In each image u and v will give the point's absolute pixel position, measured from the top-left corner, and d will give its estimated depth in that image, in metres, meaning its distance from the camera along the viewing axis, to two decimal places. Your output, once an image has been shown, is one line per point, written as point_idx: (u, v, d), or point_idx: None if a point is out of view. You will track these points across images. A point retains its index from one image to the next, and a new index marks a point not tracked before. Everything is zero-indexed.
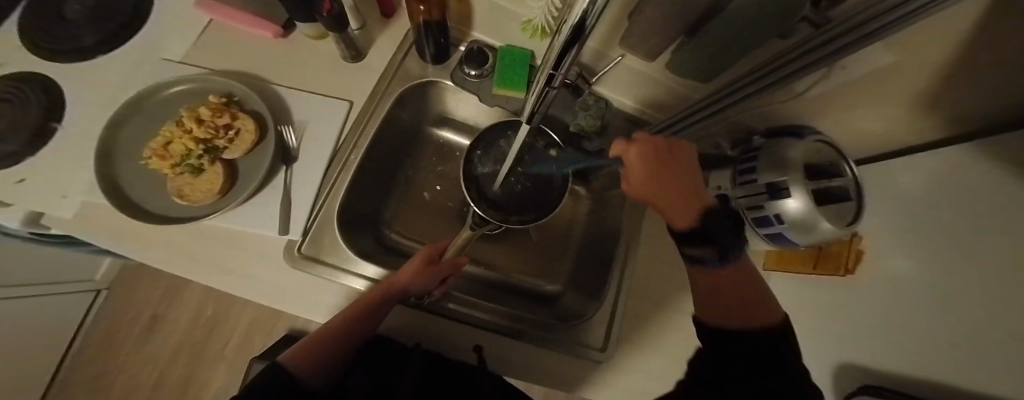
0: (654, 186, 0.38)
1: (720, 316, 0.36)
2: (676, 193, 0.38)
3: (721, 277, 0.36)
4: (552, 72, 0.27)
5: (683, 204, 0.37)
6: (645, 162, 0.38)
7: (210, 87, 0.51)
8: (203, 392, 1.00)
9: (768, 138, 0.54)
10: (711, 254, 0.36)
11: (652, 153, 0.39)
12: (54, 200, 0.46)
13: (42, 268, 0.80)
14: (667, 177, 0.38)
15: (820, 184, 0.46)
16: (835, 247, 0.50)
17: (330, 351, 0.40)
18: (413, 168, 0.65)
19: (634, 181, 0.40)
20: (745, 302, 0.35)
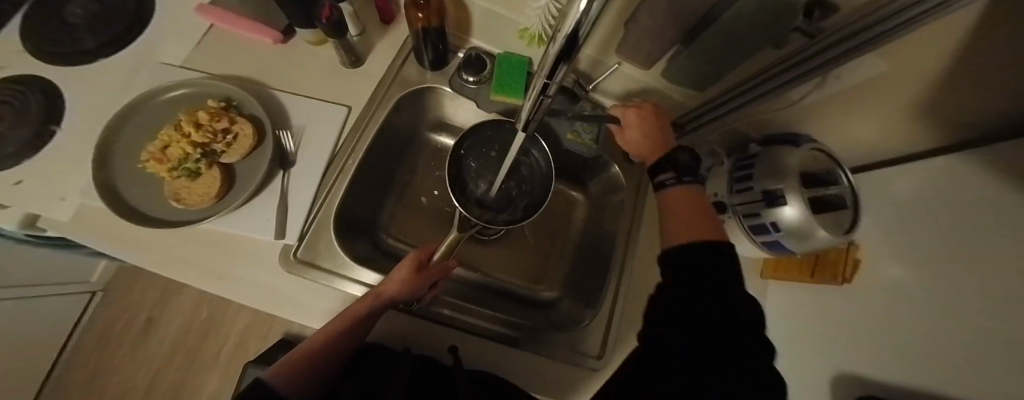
0: (641, 134, 0.49)
1: (682, 238, 0.36)
2: (655, 140, 0.48)
3: (676, 198, 0.40)
4: (547, 81, 0.27)
5: (659, 147, 0.47)
6: (639, 121, 0.49)
7: (209, 91, 0.51)
8: (196, 396, 0.99)
9: (765, 146, 0.54)
10: (673, 175, 0.41)
11: (641, 113, 0.50)
12: (51, 203, 0.46)
13: (37, 270, 0.79)
14: (650, 128, 0.49)
15: (817, 192, 0.46)
16: (831, 254, 0.51)
17: (319, 365, 0.39)
18: (410, 173, 0.65)
19: (628, 135, 0.50)
20: (703, 222, 0.37)
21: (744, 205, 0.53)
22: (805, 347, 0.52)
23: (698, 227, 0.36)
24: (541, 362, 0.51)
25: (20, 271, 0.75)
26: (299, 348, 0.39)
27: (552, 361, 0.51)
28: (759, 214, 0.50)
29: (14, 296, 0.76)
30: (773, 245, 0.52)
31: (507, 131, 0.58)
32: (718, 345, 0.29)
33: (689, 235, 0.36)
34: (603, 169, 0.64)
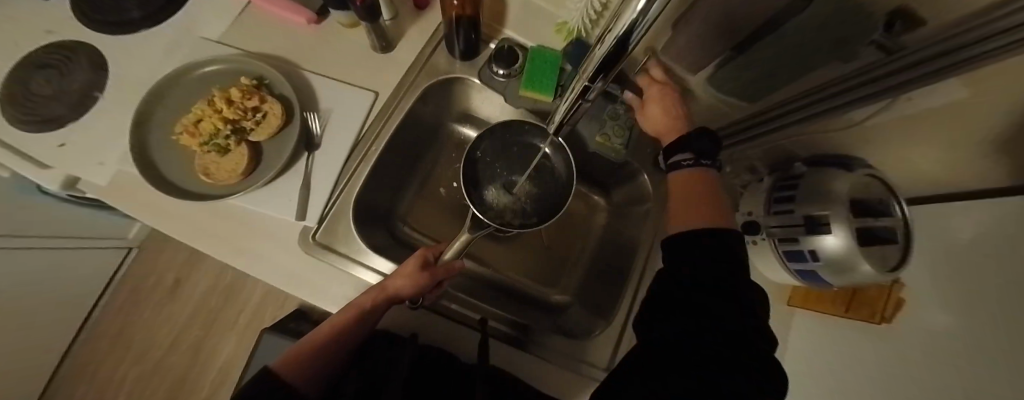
0: (664, 107, 0.48)
1: (688, 224, 0.37)
2: (676, 117, 0.47)
3: (688, 181, 0.42)
4: (588, 84, 0.30)
5: (679, 126, 0.47)
6: (661, 97, 0.48)
7: (242, 68, 0.51)
8: (215, 354, 1.05)
9: (811, 166, 0.50)
10: (690, 157, 0.43)
11: (669, 89, 0.49)
12: (91, 167, 0.48)
13: (68, 225, 0.83)
14: (675, 104, 0.48)
15: (866, 223, 0.41)
16: (873, 291, 0.45)
17: (321, 357, 0.40)
18: (430, 163, 0.65)
19: (648, 112, 0.49)
20: (711, 208, 0.38)
21: (782, 228, 0.49)
22: (820, 376, 0.49)
23: (707, 212, 0.38)
24: (546, 368, 0.50)
25: (52, 226, 0.79)
26: (305, 339, 0.42)
27: (554, 368, 0.50)
28: (798, 240, 0.46)
29: (53, 249, 0.81)
30: (807, 274, 0.48)
31: (525, 131, 0.56)
32: (721, 338, 0.29)
33: (698, 220, 0.37)
34: (630, 175, 0.61)
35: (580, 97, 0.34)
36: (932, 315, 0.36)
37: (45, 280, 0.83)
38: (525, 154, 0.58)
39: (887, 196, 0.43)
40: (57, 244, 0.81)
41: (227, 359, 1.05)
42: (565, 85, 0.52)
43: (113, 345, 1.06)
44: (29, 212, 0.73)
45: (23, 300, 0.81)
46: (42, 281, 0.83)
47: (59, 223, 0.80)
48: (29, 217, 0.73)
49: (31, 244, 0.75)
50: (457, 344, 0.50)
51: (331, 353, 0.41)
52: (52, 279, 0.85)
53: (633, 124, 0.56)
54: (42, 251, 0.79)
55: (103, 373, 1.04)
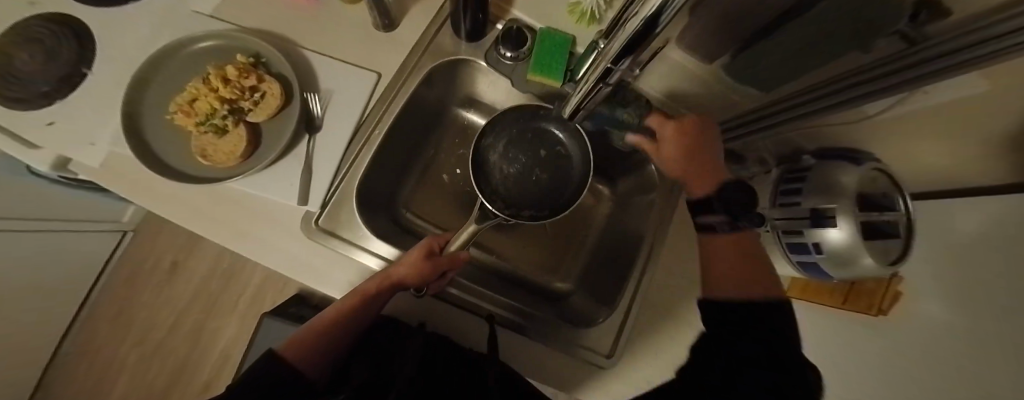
0: (690, 156, 0.46)
1: (730, 293, 0.40)
2: (706, 165, 0.46)
3: (722, 245, 0.43)
4: (612, 66, 0.29)
5: (711, 174, 0.45)
6: (682, 142, 0.46)
7: (238, 45, 0.49)
8: (216, 336, 1.05)
9: (819, 160, 0.49)
10: (724, 221, 0.43)
11: (693, 133, 0.46)
12: (82, 147, 0.46)
13: (58, 207, 0.81)
14: (700, 150, 0.46)
15: (870, 216, 0.39)
16: (870, 283, 0.46)
17: (323, 346, 0.41)
18: (434, 149, 0.63)
19: (669, 158, 0.47)
20: (748, 275, 0.40)
21: (786, 221, 0.48)
22: (819, 366, 0.51)
23: (750, 278, 0.40)
24: (548, 353, 0.51)
25: (40, 208, 0.76)
26: (307, 326, 0.42)
27: (556, 352, 0.51)
28: (802, 233, 0.45)
29: (42, 229, 0.79)
30: (810, 266, 0.47)
31: (540, 117, 0.57)
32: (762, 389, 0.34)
33: (740, 286, 0.40)
34: (637, 165, 0.61)
35: (601, 81, 0.33)
36: (929, 307, 0.37)
37: (32, 262, 0.82)
38: (538, 140, 0.58)
39: (891, 189, 0.41)
40: (46, 225, 0.79)
41: (228, 342, 1.05)
42: (574, 69, 0.51)
43: (113, 326, 1.06)
44: (16, 193, 0.71)
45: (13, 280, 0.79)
46: (30, 262, 0.81)
47: (48, 205, 0.78)
48: (12, 199, 0.71)
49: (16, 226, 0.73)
50: (461, 330, 0.50)
51: (333, 341, 0.41)
52: (42, 260, 0.84)
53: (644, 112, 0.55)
54: (31, 233, 0.77)
55: (105, 353, 1.05)
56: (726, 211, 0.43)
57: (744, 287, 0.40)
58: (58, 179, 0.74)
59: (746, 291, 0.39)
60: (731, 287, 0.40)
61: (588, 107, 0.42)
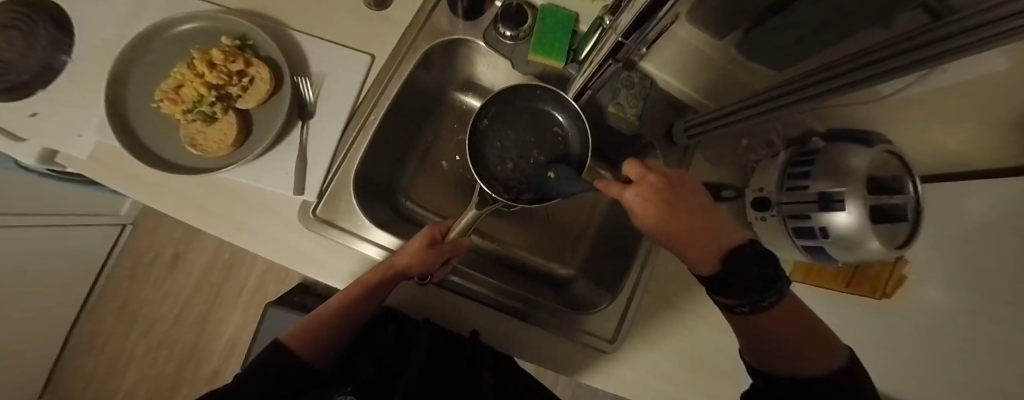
0: (677, 225, 0.31)
1: (775, 363, 0.32)
2: (702, 234, 0.31)
3: (769, 322, 0.30)
4: (622, 40, 0.27)
5: (710, 246, 0.31)
6: (655, 204, 0.32)
7: (223, 27, 0.46)
8: (222, 324, 1.07)
9: (830, 142, 0.44)
10: (748, 303, 0.29)
11: (664, 192, 0.32)
12: (68, 139, 0.44)
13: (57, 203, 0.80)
14: (684, 212, 0.31)
15: (879, 200, 0.36)
16: (873, 269, 0.44)
17: (326, 335, 0.41)
18: (432, 136, 0.61)
19: (650, 226, 0.32)
20: (800, 348, 0.30)
21: (792, 205, 0.45)
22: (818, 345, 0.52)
23: (800, 354, 0.30)
24: (551, 339, 0.52)
25: (39, 205, 0.76)
26: (310, 316, 0.41)
27: (560, 337, 0.52)
28: (807, 217, 0.42)
29: (38, 224, 0.78)
30: (816, 251, 0.44)
31: (539, 97, 0.54)
32: None
33: (785, 357, 0.31)
34: (641, 149, 0.59)
35: (610, 57, 0.32)
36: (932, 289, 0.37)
37: (28, 254, 0.81)
38: (537, 122, 0.56)
39: (902, 174, 0.38)
40: (40, 219, 0.78)
41: (233, 331, 1.06)
42: (577, 49, 0.49)
43: (119, 316, 1.07)
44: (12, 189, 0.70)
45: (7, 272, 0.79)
46: (25, 254, 0.80)
47: (47, 200, 0.77)
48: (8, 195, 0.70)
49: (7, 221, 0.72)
50: (464, 318, 0.51)
51: (337, 331, 0.41)
52: (39, 251, 0.83)
53: (649, 93, 0.53)
54: (25, 226, 0.76)
55: (113, 342, 1.06)
56: (737, 293, 0.30)
57: (788, 361, 0.31)
58: (50, 174, 0.72)
59: (792, 367, 0.31)
60: (783, 359, 0.31)
61: (595, 87, 0.41)
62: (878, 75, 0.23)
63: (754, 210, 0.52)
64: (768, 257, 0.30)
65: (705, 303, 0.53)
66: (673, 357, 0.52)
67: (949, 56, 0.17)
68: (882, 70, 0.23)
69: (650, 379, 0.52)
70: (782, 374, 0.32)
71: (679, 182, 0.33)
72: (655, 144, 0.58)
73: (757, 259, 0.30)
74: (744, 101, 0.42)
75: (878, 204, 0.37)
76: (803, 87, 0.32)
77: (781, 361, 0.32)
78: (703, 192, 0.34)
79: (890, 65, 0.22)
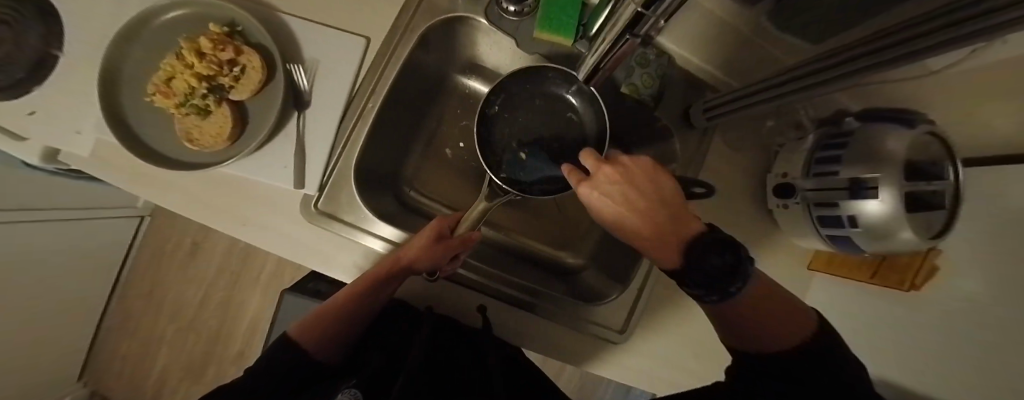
0: (634, 219, 0.29)
1: (756, 346, 0.31)
2: (661, 229, 0.28)
3: (744, 306, 0.29)
4: (642, 11, 0.23)
5: (669, 243, 0.28)
6: (613, 195, 0.30)
7: (209, 12, 0.44)
8: (242, 307, 1.11)
9: (866, 121, 0.40)
10: (716, 294, 0.28)
11: (620, 183, 0.30)
12: (69, 137, 0.44)
13: (64, 196, 0.82)
14: (643, 205, 0.29)
15: (917, 187, 0.32)
16: (902, 258, 0.39)
17: (333, 330, 0.41)
18: (435, 122, 0.59)
19: (612, 219, 0.30)
20: (772, 327, 0.30)
21: (818, 192, 0.41)
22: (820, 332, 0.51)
23: (772, 329, 0.30)
24: (558, 328, 0.51)
25: (41, 200, 0.77)
26: (316, 311, 0.41)
27: (565, 327, 0.51)
28: (835, 205, 0.38)
29: (48, 218, 0.80)
30: (839, 240, 0.41)
31: (548, 79, 0.51)
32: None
33: (765, 335, 0.30)
34: (654, 133, 0.56)
35: (626, 31, 0.27)
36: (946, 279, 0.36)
37: (49, 245, 0.85)
38: (544, 106, 0.54)
39: (942, 157, 0.32)
40: (50, 214, 0.80)
41: (254, 315, 1.11)
42: (587, 23, 0.45)
43: (148, 298, 1.13)
44: (15, 186, 0.71)
45: (30, 261, 0.82)
46: (45, 245, 0.84)
47: (49, 194, 0.78)
48: (9, 191, 0.71)
49: (16, 219, 0.74)
50: (467, 307, 0.51)
51: (343, 326, 0.41)
52: (59, 242, 0.87)
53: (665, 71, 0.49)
54: (36, 221, 0.78)
55: (143, 324, 1.13)
56: (702, 285, 0.28)
57: (761, 339, 0.31)
58: (54, 172, 0.73)
59: (764, 342, 0.30)
60: (759, 336, 0.30)
61: (608, 68, 0.35)
62: (906, 57, 0.19)
63: (776, 196, 0.49)
64: (728, 244, 0.28)
65: None
66: (683, 346, 0.51)
67: (984, 35, 0.13)
68: (911, 51, 0.18)
69: (659, 369, 0.51)
70: (759, 349, 0.31)
71: (640, 170, 0.30)
72: (670, 127, 0.54)
73: (721, 250, 0.27)
74: (770, 80, 0.38)
75: (913, 192, 0.33)
76: (831, 68, 0.28)
77: (763, 342, 0.31)
78: (671, 179, 0.30)
79: (918, 45, 0.17)
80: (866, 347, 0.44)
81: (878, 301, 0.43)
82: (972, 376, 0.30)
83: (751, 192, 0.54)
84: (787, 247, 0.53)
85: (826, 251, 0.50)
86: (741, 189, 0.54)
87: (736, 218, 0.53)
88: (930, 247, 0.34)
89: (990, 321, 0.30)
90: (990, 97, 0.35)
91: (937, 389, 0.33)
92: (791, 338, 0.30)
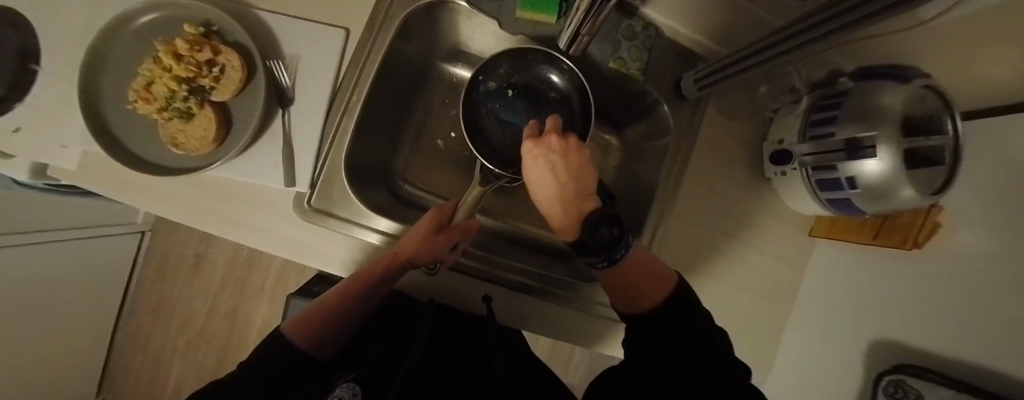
0: (552, 183, 0.36)
1: (630, 307, 0.35)
2: (569, 202, 0.35)
3: (622, 272, 0.33)
4: None
5: (571, 213, 0.34)
6: (547, 158, 0.37)
7: (184, 14, 0.44)
8: (250, 315, 1.12)
9: (860, 80, 0.39)
10: (602, 258, 0.32)
11: (556, 154, 0.37)
12: (55, 151, 0.44)
13: (54, 215, 0.82)
14: (563, 176, 0.35)
15: (916, 144, 0.30)
16: (904, 216, 0.38)
17: (326, 327, 0.39)
18: (424, 113, 0.59)
19: (534, 178, 0.37)
20: (636, 288, 0.34)
21: (814, 156, 0.41)
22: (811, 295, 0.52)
23: (641, 295, 0.34)
24: (560, 311, 0.51)
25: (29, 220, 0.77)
26: (310, 306, 0.41)
27: (567, 310, 0.51)
28: (834, 167, 0.37)
29: (38, 240, 0.80)
30: (840, 204, 0.41)
31: (530, 61, 0.51)
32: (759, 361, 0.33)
33: (630, 302, 0.35)
34: (647, 108, 0.56)
35: None
36: (949, 235, 0.35)
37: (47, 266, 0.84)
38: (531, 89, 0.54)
39: (939, 111, 0.31)
40: (37, 236, 0.79)
41: (262, 322, 1.12)
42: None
43: (156, 309, 1.14)
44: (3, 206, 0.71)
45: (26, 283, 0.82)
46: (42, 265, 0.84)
47: (40, 214, 0.78)
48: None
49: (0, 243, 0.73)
50: (470, 296, 0.52)
51: (338, 320, 0.40)
52: (59, 262, 0.87)
53: (653, 43, 0.48)
54: (28, 244, 0.78)
55: (153, 335, 1.14)
56: (591, 251, 0.32)
57: (632, 301, 0.35)
58: (44, 190, 0.73)
59: (634, 306, 0.35)
60: (631, 300, 0.35)
61: (591, 34, 0.36)
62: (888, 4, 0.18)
63: (772, 163, 0.49)
64: (613, 220, 0.32)
65: (714, 262, 0.53)
66: None
67: None
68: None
69: None
70: (634, 309, 0.35)
71: (575, 150, 0.37)
72: (662, 101, 0.53)
73: (607, 223, 0.32)
74: (758, 43, 0.37)
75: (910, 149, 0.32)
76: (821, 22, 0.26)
77: (634, 304, 0.35)
78: (595, 174, 0.36)
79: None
80: (861, 307, 0.44)
81: (882, 261, 0.43)
82: (971, 327, 0.30)
83: (748, 161, 0.53)
84: (787, 214, 0.53)
85: (826, 218, 0.50)
86: (737, 159, 0.53)
87: (735, 188, 0.53)
88: (931, 203, 0.32)
89: (998, 266, 0.29)
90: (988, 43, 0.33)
91: (935, 340, 0.34)
92: (650, 300, 0.34)
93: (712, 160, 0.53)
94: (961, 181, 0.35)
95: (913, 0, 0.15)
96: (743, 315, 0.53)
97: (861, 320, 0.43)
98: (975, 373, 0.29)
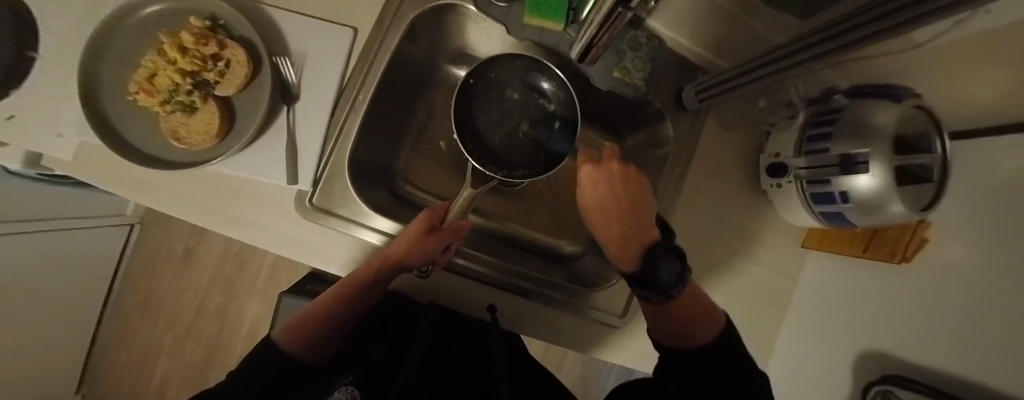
0: (611, 205, 0.42)
1: (671, 340, 0.38)
2: (629, 228, 0.41)
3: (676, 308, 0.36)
4: None
5: (632, 241, 0.40)
6: (608, 183, 0.43)
7: (189, 7, 0.43)
8: (241, 312, 1.10)
9: (854, 98, 0.40)
10: (657, 293, 0.36)
11: (615, 179, 0.43)
12: (50, 140, 0.43)
13: (43, 205, 0.80)
14: (622, 199, 0.42)
15: (906, 161, 0.32)
16: (894, 230, 0.39)
17: (320, 332, 0.39)
18: (427, 115, 0.59)
19: (592, 199, 0.44)
20: (687, 325, 0.36)
21: (809, 169, 0.42)
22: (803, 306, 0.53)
23: (688, 332, 0.36)
24: (559, 316, 0.52)
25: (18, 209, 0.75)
26: (303, 311, 0.40)
27: (565, 315, 0.52)
28: (828, 181, 0.38)
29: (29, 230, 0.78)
30: (833, 217, 0.42)
31: (519, 66, 0.52)
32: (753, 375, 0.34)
33: (675, 337, 0.37)
34: (648, 118, 0.57)
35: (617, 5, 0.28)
36: (938, 252, 0.36)
37: (34, 257, 0.82)
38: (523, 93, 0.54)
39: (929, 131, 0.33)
40: (28, 226, 0.77)
41: (252, 320, 1.10)
42: (578, 7, 0.44)
43: (143, 304, 1.11)
44: None
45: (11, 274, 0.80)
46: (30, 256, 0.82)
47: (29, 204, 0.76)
48: None
49: None
50: (467, 299, 0.51)
51: (332, 324, 0.40)
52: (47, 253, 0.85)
53: (656, 54, 0.49)
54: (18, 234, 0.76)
55: (139, 331, 1.11)
56: (648, 280, 0.38)
57: (681, 338, 0.37)
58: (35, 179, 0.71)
59: (681, 342, 0.37)
60: (677, 337, 0.37)
61: (601, 43, 0.36)
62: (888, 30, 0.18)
63: (768, 175, 0.50)
64: (676, 253, 0.37)
65: (710, 271, 0.53)
66: None
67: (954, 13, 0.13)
68: (895, 24, 0.18)
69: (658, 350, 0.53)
70: (676, 345, 0.37)
71: (632, 176, 0.43)
72: (664, 110, 0.54)
73: (671, 255, 0.37)
74: (757, 59, 0.38)
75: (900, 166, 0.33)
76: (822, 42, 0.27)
77: (680, 339, 0.37)
78: (652, 202, 0.42)
79: (898, 19, 0.17)
80: (851, 319, 0.45)
81: (872, 275, 0.44)
82: (959, 343, 0.31)
83: (745, 173, 0.54)
84: (781, 226, 0.54)
85: (818, 230, 0.51)
86: (734, 171, 0.54)
87: (731, 199, 0.54)
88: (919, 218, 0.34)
89: (985, 284, 0.30)
90: (976, 69, 0.35)
91: (923, 354, 0.35)
92: (695, 339, 0.36)
93: (711, 171, 0.54)
94: (949, 200, 0.36)
95: (913, 28, 0.16)
96: (737, 324, 0.54)
97: (852, 331, 0.44)
98: (961, 386, 0.30)
